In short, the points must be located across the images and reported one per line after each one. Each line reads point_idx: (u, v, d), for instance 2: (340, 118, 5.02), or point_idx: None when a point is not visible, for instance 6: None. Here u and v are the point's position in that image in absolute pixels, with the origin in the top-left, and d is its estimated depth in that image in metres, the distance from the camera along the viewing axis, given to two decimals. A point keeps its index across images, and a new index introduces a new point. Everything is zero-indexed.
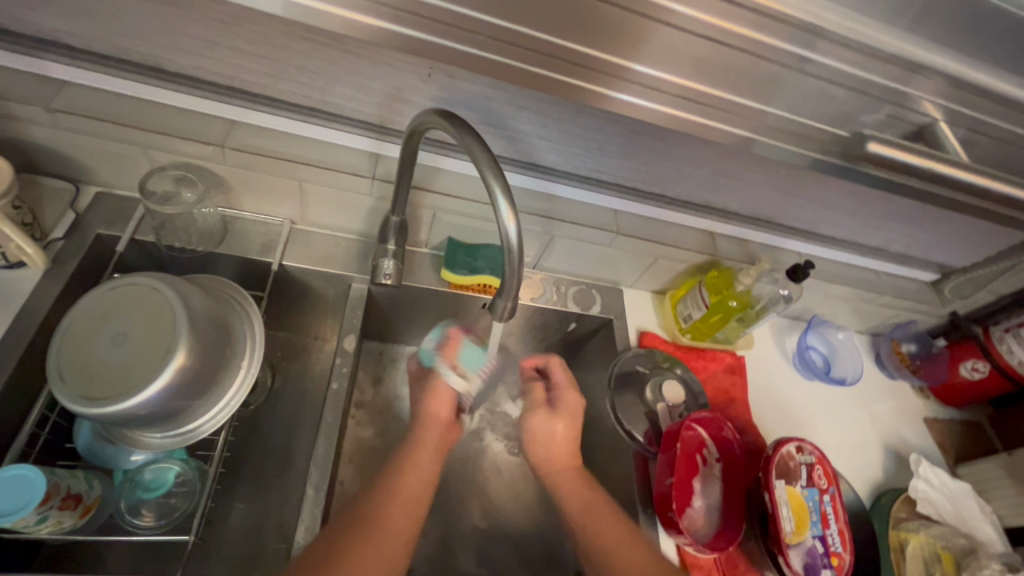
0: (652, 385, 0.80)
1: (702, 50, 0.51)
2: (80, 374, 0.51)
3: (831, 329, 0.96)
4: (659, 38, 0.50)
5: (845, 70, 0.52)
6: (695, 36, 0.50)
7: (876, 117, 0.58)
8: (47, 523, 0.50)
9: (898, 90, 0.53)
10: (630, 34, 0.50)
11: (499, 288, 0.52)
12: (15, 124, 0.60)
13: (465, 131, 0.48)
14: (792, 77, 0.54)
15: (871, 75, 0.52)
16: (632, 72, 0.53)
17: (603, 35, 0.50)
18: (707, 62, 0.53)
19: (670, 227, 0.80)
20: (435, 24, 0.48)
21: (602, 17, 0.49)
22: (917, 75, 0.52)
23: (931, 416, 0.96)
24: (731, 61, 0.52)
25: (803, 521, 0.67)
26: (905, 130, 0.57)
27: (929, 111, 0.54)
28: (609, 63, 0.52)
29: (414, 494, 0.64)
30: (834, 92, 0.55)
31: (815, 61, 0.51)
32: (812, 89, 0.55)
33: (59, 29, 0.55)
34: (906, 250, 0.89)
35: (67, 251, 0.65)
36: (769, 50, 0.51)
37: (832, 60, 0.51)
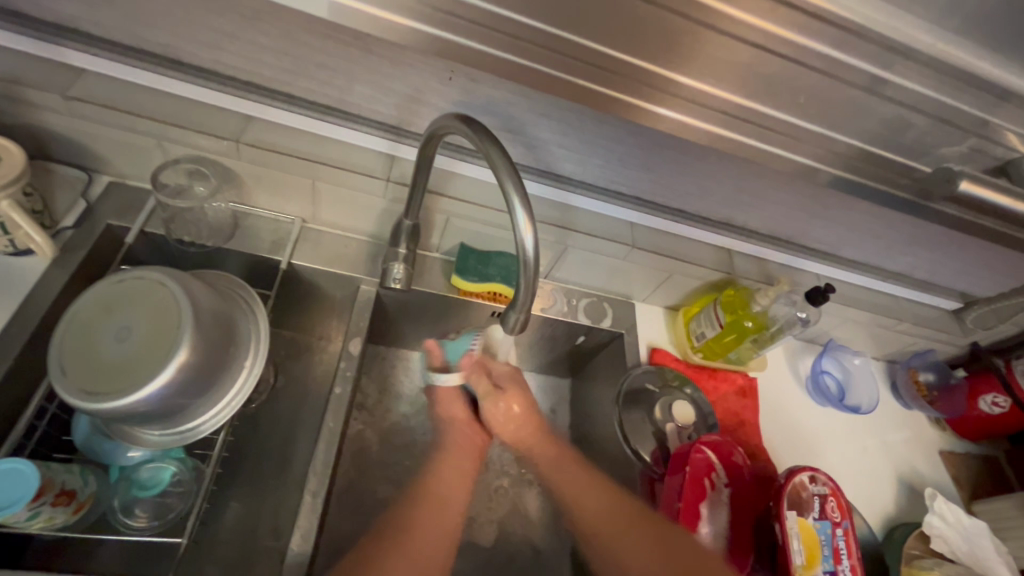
0: (661, 405, 0.78)
1: (765, 64, 0.52)
2: (81, 367, 0.50)
3: (848, 354, 0.94)
4: (709, 47, 0.51)
5: (925, 94, 0.53)
6: (742, 43, 0.50)
7: (959, 151, 0.59)
8: (39, 518, 0.49)
9: (984, 121, 0.56)
10: (677, 40, 0.51)
11: (512, 301, 0.51)
12: (31, 110, 0.59)
13: (484, 136, 0.47)
14: (871, 102, 0.55)
15: (960, 102, 0.54)
16: (677, 85, 0.54)
17: (649, 40, 0.51)
18: (771, 79, 0.54)
19: (687, 242, 0.78)
20: (475, 28, 0.50)
21: (649, 22, 0.50)
22: (1001, 105, 0.55)
23: (947, 448, 0.93)
24: (781, 72, 0.53)
25: (814, 556, 0.65)
26: (987, 163, 0.60)
27: (1017, 144, 0.57)
28: (643, 71, 0.53)
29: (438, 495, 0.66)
30: (914, 120, 0.56)
31: (890, 82, 0.52)
32: (890, 115, 0.56)
33: (78, 16, 0.54)
34: (931, 277, 0.86)
35: (76, 241, 0.64)
36: (841, 69, 0.52)
37: (909, 82, 0.53)
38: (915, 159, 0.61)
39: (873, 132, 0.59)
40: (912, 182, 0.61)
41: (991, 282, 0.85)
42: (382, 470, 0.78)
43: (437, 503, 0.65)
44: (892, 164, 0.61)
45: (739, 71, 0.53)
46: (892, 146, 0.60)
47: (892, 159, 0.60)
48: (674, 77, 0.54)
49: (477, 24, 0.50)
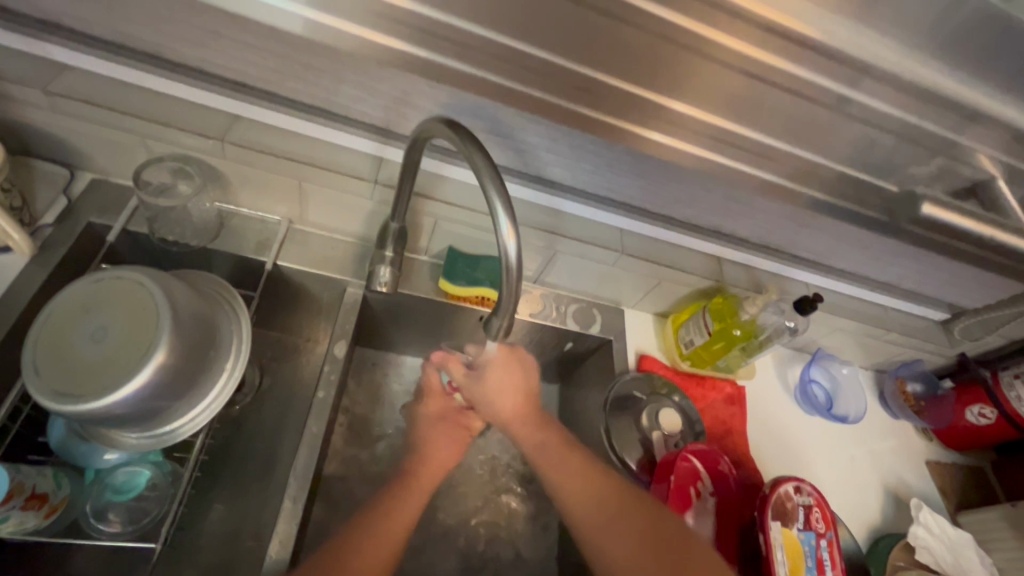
0: (648, 413, 0.77)
1: (740, 86, 0.59)
2: (56, 368, 0.49)
3: (835, 363, 0.95)
4: (693, 69, 0.58)
5: (890, 113, 0.60)
6: (728, 69, 0.58)
7: (928, 170, 0.63)
8: (7, 523, 0.47)
9: (956, 140, 0.61)
10: (673, 66, 0.58)
11: (495, 307, 0.50)
12: (13, 104, 0.58)
13: (467, 137, 0.47)
14: (836, 121, 0.61)
15: (931, 124, 0.61)
16: (673, 111, 0.61)
17: (638, 65, 0.58)
18: (742, 98, 0.60)
19: (676, 249, 0.78)
20: (485, 56, 0.56)
21: (643, 49, 0.57)
22: (970, 125, 0.60)
23: (934, 459, 0.93)
24: (755, 93, 0.60)
25: (798, 567, 0.65)
26: (958, 184, 0.63)
27: (986, 167, 0.61)
28: (640, 95, 0.60)
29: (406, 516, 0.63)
30: (881, 140, 0.62)
31: (856, 99, 0.60)
32: (857, 136, 0.62)
33: (61, 12, 0.53)
34: (921, 289, 0.86)
35: (56, 238, 0.64)
36: (819, 92, 0.59)
37: (872, 100, 0.60)
38: (885, 177, 0.66)
39: (844, 152, 0.64)
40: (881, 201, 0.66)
41: (979, 297, 0.85)
42: (367, 473, 0.77)
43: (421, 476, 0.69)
44: (864, 184, 0.66)
45: (721, 94, 0.60)
46: (863, 165, 0.65)
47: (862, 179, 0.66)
48: (668, 103, 0.60)
49: (484, 52, 0.57)
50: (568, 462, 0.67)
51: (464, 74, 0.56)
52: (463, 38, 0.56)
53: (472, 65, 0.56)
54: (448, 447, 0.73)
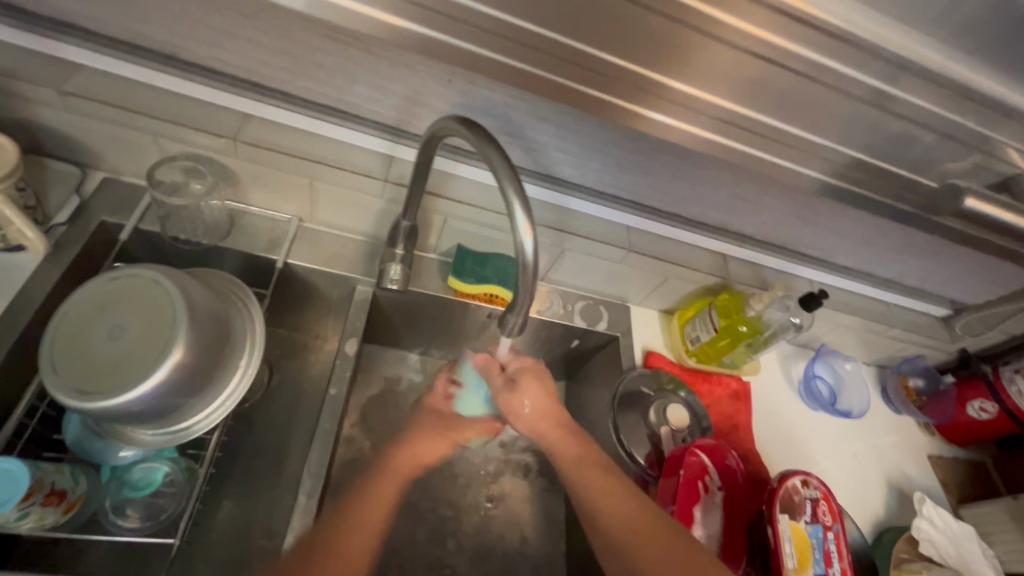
0: (655, 408, 0.78)
1: (757, 71, 0.53)
2: (74, 365, 0.49)
3: (839, 359, 0.95)
4: (701, 53, 0.52)
5: (929, 109, 0.55)
6: (740, 52, 0.51)
7: (961, 166, 0.61)
8: (28, 519, 0.48)
9: (986, 137, 0.57)
10: (680, 48, 0.52)
11: (511, 303, 0.51)
12: (25, 104, 0.58)
13: (482, 135, 0.47)
14: (880, 119, 0.56)
15: (964, 118, 0.55)
16: (672, 91, 0.55)
17: (646, 47, 0.52)
18: (759, 83, 0.54)
19: (682, 247, 0.79)
20: (474, 30, 0.52)
21: (648, 32, 0.51)
22: (1004, 123, 0.56)
23: (935, 453, 0.95)
24: (774, 79, 0.54)
25: (806, 559, 0.66)
26: (989, 178, 0.61)
27: (1019, 161, 0.58)
28: (643, 77, 0.55)
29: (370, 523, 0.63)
30: (920, 136, 0.58)
31: (896, 98, 0.54)
32: (898, 131, 0.58)
33: (77, 12, 0.53)
34: (922, 284, 0.88)
35: (69, 237, 0.64)
36: (849, 83, 0.53)
37: (914, 98, 0.54)
38: (922, 172, 0.63)
39: (877, 145, 0.60)
40: (918, 197, 0.64)
41: (981, 291, 0.86)
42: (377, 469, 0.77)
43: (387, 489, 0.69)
44: (895, 177, 0.63)
45: (737, 81, 0.54)
46: (897, 160, 0.62)
47: (892, 172, 0.62)
48: (669, 82, 0.55)
49: (475, 27, 0.52)
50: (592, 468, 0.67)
51: (466, 54, 0.52)
52: (457, 12, 0.51)
53: (456, 38, 0.52)
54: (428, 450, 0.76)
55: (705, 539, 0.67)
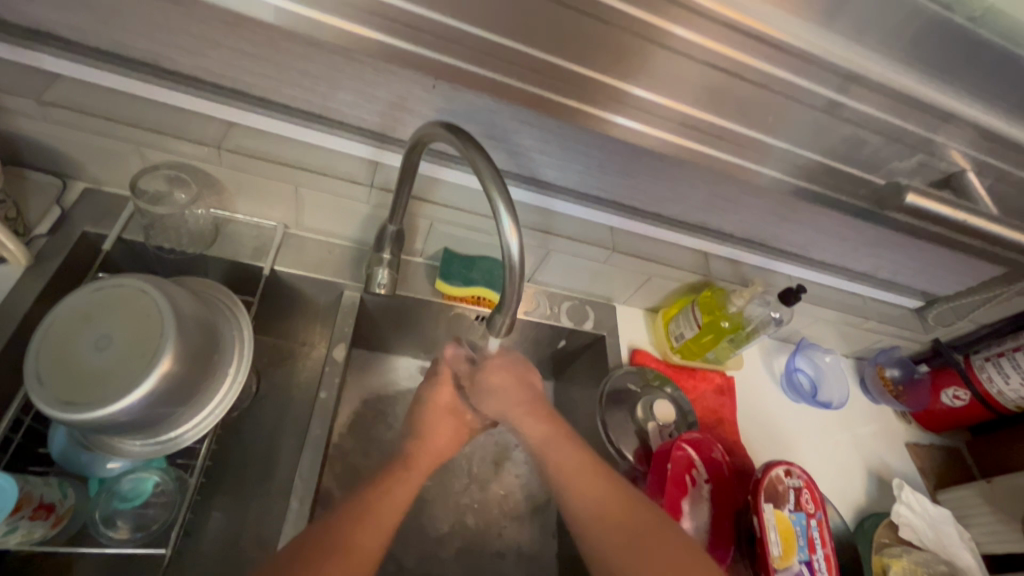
0: (642, 405, 0.80)
1: (722, 74, 0.54)
2: (59, 377, 0.49)
3: (819, 352, 0.97)
4: (656, 61, 0.54)
5: (874, 114, 0.57)
6: (697, 62, 0.53)
7: (908, 165, 0.63)
8: (17, 534, 0.48)
9: (929, 139, 0.59)
10: (629, 55, 0.53)
11: (498, 304, 0.52)
12: (3, 116, 0.58)
13: (468, 142, 0.48)
14: (831, 122, 0.59)
15: (906, 123, 0.57)
16: (632, 97, 0.57)
17: (602, 54, 0.53)
18: (729, 86, 0.56)
19: (664, 246, 0.80)
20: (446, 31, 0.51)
21: (597, 38, 0.52)
22: (945, 124, 0.57)
23: (912, 440, 0.98)
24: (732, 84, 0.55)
25: (790, 546, 0.68)
26: (934, 176, 0.62)
27: (959, 159, 0.60)
28: (602, 85, 0.56)
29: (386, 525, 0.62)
30: (868, 138, 0.60)
31: (848, 104, 0.56)
32: (848, 134, 0.60)
33: (56, 22, 0.53)
34: (895, 278, 0.91)
35: (51, 249, 0.63)
36: (803, 93, 0.55)
37: (865, 105, 0.56)
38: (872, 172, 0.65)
39: (847, 145, 0.62)
40: (867, 193, 0.66)
41: (951, 283, 0.90)
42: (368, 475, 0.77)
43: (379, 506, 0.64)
44: (848, 176, 0.65)
45: (708, 85, 0.56)
46: (851, 161, 0.64)
47: (849, 173, 0.65)
48: (624, 87, 0.56)
49: (439, 37, 0.52)
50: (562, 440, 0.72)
51: (442, 66, 0.54)
52: (431, 26, 0.51)
53: (420, 49, 0.52)
54: (444, 447, 0.75)
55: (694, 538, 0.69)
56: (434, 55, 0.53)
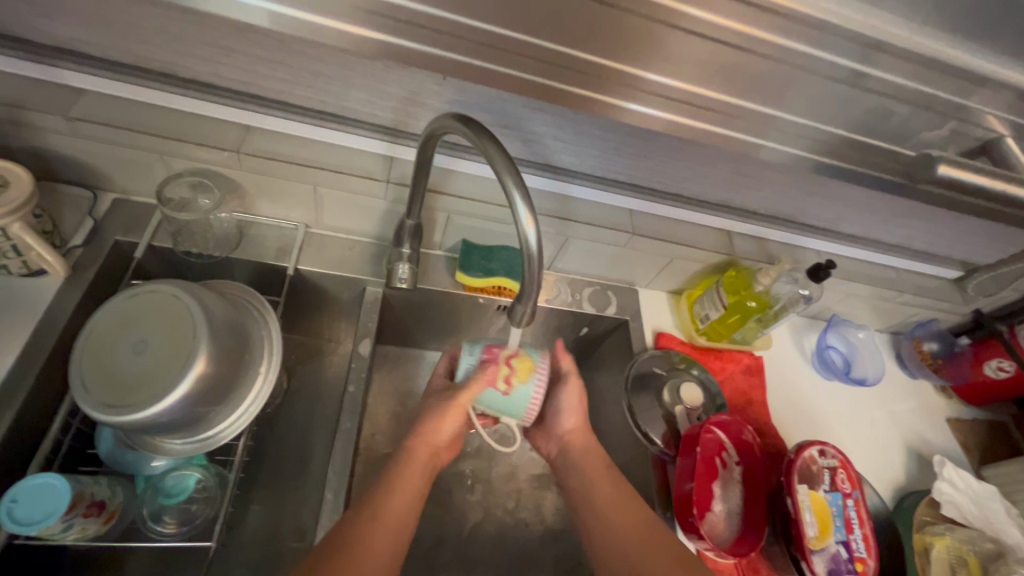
0: (668, 388, 0.79)
1: (727, 58, 0.54)
2: (102, 382, 0.51)
3: (851, 328, 0.94)
4: (668, 44, 0.54)
5: (906, 85, 0.54)
6: (707, 40, 0.53)
7: (940, 134, 0.59)
8: (72, 530, 0.51)
9: (961, 105, 0.56)
10: (635, 38, 0.53)
11: (518, 294, 0.52)
12: (34, 132, 0.60)
13: (477, 129, 0.48)
14: (854, 95, 0.56)
15: (936, 89, 0.55)
16: (643, 81, 0.56)
17: (614, 39, 0.53)
18: (738, 69, 0.55)
19: (685, 226, 0.79)
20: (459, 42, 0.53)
21: (614, 27, 0.52)
22: (980, 88, 0.54)
23: (953, 416, 0.95)
24: (747, 64, 0.54)
25: (826, 526, 0.66)
26: (969, 144, 0.59)
27: (995, 126, 0.56)
28: (615, 71, 0.55)
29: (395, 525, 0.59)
30: (895, 109, 0.57)
31: (872, 76, 0.54)
32: (875, 106, 0.57)
33: (77, 39, 0.55)
34: (930, 248, 0.87)
35: (87, 259, 0.66)
36: (824, 66, 0.54)
37: (890, 74, 0.54)
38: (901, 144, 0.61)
39: (868, 126, 0.60)
40: (897, 166, 0.60)
41: (993, 251, 0.86)
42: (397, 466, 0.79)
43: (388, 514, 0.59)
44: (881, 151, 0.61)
45: (713, 70, 0.55)
46: (879, 133, 0.60)
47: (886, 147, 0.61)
48: (642, 75, 0.56)
49: (445, 33, 0.53)
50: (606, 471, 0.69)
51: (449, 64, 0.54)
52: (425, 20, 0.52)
53: (429, 46, 0.53)
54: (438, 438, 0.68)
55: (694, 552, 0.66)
56: (446, 60, 0.54)
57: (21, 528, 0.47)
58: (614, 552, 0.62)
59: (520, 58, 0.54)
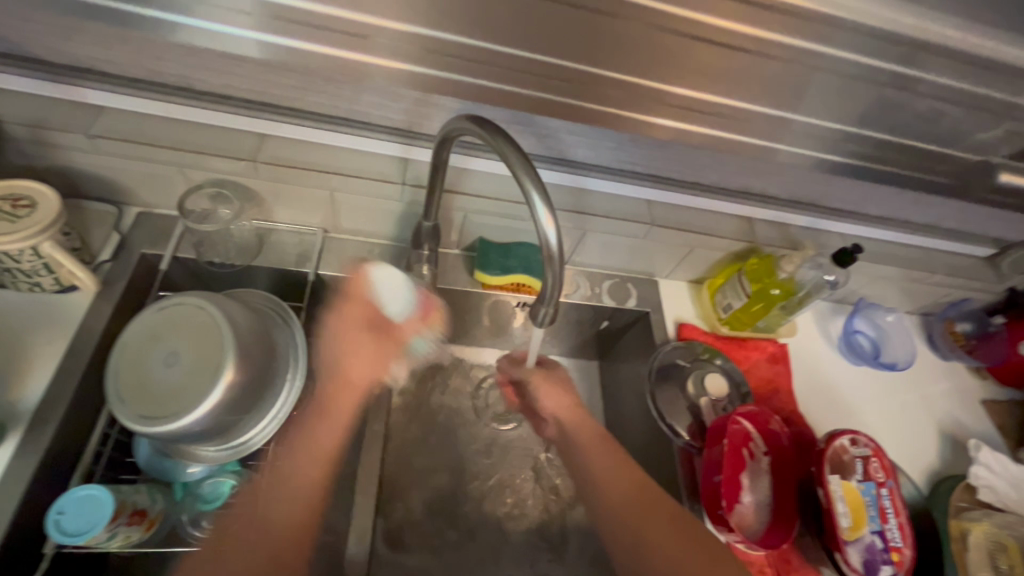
0: (693, 380, 0.78)
1: (768, 67, 0.64)
2: (137, 395, 0.52)
3: (879, 312, 0.92)
4: (715, 60, 0.63)
5: (948, 85, 0.66)
6: (746, 53, 0.63)
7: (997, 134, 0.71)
8: (117, 538, 0.53)
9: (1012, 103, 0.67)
10: (681, 60, 0.63)
11: (540, 295, 0.52)
12: (60, 151, 0.62)
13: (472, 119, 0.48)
14: (907, 98, 0.66)
15: (991, 89, 0.66)
16: (673, 97, 0.64)
17: (670, 67, 0.63)
18: (780, 80, 0.65)
19: (705, 215, 0.78)
20: (509, 72, 0.60)
21: (678, 50, 0.62)
22: None
23: (988, 398, 0.92)
24: (793, 74, 0.64)
25: (860, 517, 0.65)
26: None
27: None
28: (644, 87, 0.63)
29: (291, 495, 0.58)
30: (947, 110, 0.68)
31: (924, 78, 0.65)
32: (925, 109, 0.68)
33: (94, 57, 0.56)
34: (962, 227, 0.84)
35: (115, 273, 0.67)
36: (867, 68, 0.64)
37: (937, 76, 0.65)
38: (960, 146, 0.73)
39: (909, 125, 0.69)
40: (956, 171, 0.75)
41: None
42: (424, 461, 0.81)
43: (289, 474, 0.60)
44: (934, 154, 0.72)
45: (745, 80, 0.64)
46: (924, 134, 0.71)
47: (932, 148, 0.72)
48: (670, 89, 0.64)
49: (476, 60, 0.60)
50: (598, 445, 0.69)
51: (472, 87, 0.60)
52: (501, 59, 0.60)
53: (460, 74, 0.60)
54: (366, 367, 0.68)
55: (724, 546, 0.67)
56: (480, 86, 0.60)
57: (68, 539, 0.49)
58: (609, 499, 0.65)
59: (564, 85, 0.62)
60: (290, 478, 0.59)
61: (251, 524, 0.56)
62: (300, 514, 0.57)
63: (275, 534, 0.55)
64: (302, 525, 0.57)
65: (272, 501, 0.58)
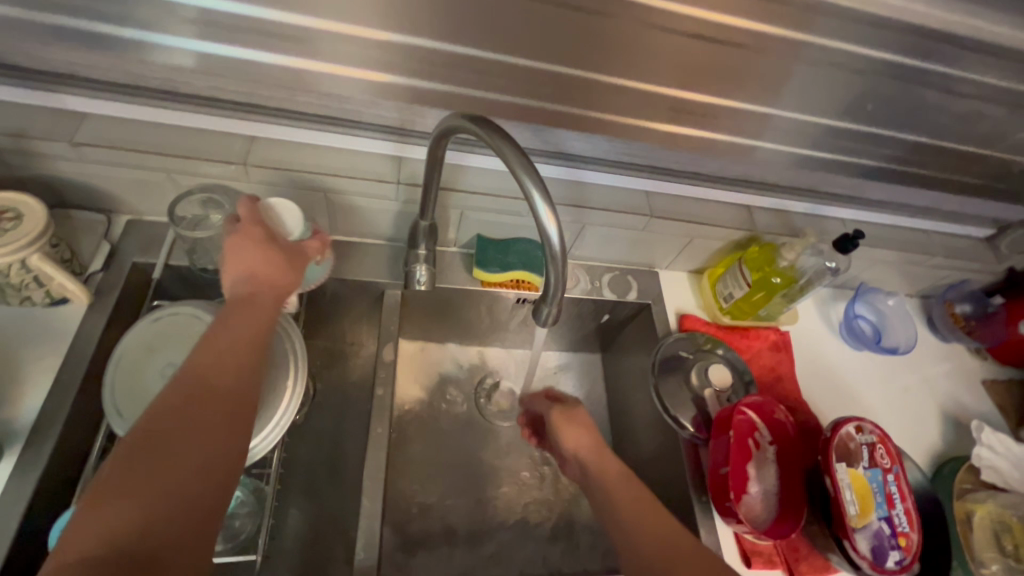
0: (697, 371, 0.77)
1: (790, 69, 0.66)
2: (134, 408, 0.51)
3: (881, 296, 0.92)
4: (742, 62, 0.64)
5: (989, 84, 0.70)
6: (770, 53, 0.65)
7: None
8: None
9: None
10: (717, 61, 0.64)
11: (544, 295, 0.52)
12: (43, 160, 0.60)
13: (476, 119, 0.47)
14: (927, 95, 0.70)
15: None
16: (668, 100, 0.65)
17: (712, 73, 0.64)
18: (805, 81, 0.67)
19: (703, 205, 0.77)
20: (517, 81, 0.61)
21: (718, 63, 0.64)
22: None
23: (988, 378, 0.92)
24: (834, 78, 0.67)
25: (867, 505, 0.65)
26: None
27: None
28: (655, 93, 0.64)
29: (221, 401, 0.44)
30: (986, 108, 0.72)
31: (963, 78, 0.69)
32: (960, 108, 0.72)
33: (74, 62, 0.54)
34: (959, 209, 0.84)
35: (107, 284, 0.65)
36: (891, 64, 0.67)
37: (974, 73, 0.69)
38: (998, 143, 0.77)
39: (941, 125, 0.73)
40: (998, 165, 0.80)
41: None
42: (430, 460, 0.80)
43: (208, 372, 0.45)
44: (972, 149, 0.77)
45: (762, 84, 0.66)
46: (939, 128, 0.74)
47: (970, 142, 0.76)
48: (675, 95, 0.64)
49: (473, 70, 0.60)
50: (620, 482, 0.58)
51: (466, 100, 0.60)
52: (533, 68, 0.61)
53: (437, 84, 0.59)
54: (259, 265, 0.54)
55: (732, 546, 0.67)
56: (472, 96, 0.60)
57: None
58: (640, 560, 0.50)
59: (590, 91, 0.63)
60: (207, 382, 0.44)
61: (168, 444, 0.40)
62: (229, 410, 0.44)
63: (205, 448, 0.41)
64: (238, 427, 0.43)
65: (189, 409, 0.42)
